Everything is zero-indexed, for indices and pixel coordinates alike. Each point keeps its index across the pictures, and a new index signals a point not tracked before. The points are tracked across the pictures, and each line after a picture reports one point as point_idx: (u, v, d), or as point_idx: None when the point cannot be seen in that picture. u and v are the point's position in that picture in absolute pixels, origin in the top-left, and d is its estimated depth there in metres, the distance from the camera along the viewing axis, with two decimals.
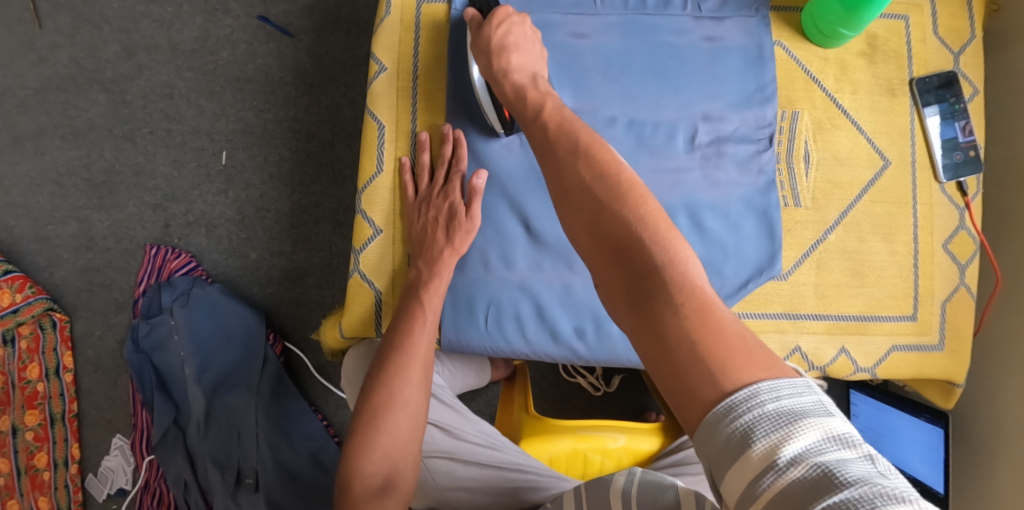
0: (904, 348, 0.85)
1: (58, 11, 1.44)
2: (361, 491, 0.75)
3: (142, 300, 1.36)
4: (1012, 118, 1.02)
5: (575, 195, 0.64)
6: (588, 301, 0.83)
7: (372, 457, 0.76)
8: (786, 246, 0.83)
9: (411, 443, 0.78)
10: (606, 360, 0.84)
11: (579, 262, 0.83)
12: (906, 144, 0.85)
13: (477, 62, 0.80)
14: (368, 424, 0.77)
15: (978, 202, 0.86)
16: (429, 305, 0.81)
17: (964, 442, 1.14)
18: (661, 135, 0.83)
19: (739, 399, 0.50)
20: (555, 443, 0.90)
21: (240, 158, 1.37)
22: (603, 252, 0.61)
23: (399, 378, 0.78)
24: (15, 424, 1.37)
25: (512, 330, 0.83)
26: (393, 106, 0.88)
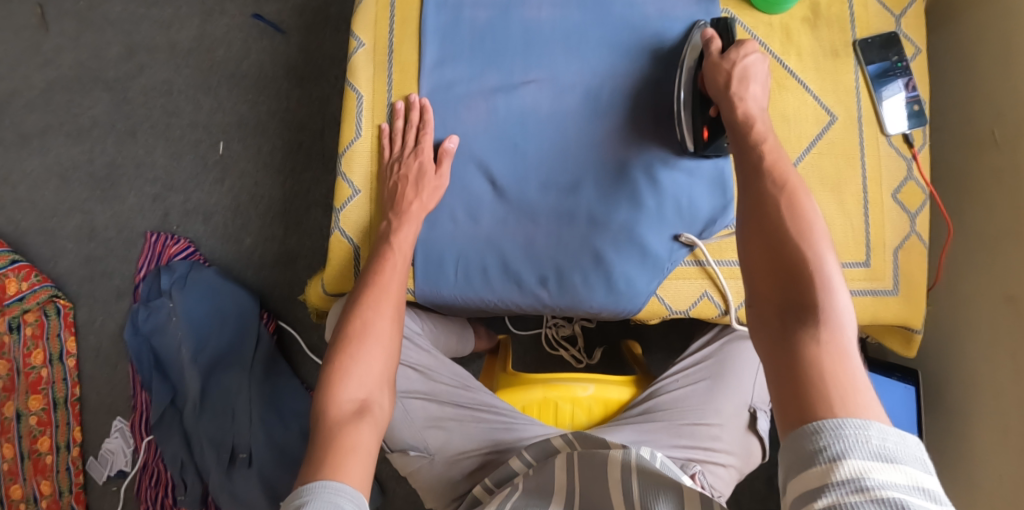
0: (858, 292, 0.90)
1: (65, 17, 1.53)
2: (336, 416, 0.73)
3: (143, 286, 1.44)
4: (967, 83, 1.08)
5: (760, 227, 0.71)
6: (548, 252, 0.89)
7: (349, 382, 0.76)
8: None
9: (387, 375, 0.79)
10: (567, 307, 0.90)
11: (540, 217, 0.89)
12: (852, 101, 0.91)
13: (710, 80, 0.81)
14: (345, 351, 0.78)
15: (927, 154, 0.92)
16: (398, 250, 0.86)
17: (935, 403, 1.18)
18: (615, 99, 0.89)
19: (849, 424, 0.56)
20: (526, 392, 0.96)
21: (236, 149, 1.44)
22: (772, 272, 0.68)
23: (374, 311, 0.81)
24: (20, 409, 1.43)
25: (482, 280, 0.90)
26: (370, 78, 0.95)
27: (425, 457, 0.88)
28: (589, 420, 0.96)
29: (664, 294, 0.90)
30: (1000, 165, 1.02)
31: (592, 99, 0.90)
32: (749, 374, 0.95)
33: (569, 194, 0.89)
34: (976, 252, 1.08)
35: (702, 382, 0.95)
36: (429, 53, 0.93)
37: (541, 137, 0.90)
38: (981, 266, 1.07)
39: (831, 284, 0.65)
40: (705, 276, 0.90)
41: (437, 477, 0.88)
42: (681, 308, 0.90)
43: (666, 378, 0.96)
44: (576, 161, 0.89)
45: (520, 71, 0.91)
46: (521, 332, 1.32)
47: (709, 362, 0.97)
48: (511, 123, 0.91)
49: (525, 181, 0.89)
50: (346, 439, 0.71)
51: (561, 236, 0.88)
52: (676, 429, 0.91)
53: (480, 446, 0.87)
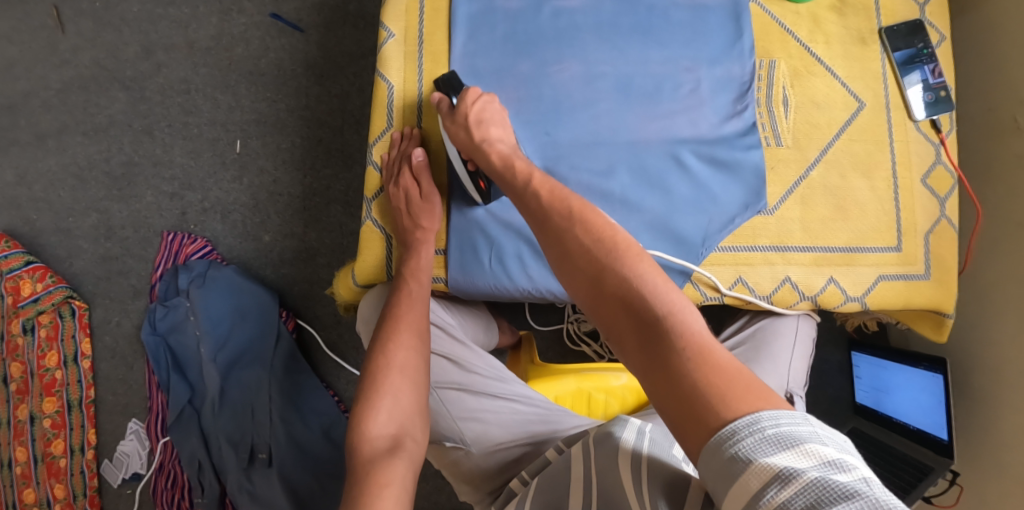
0: (891, 277, 0.89)
1: (81, 16, 1.52)
2: (370, 453, 0.75)
3: (159, 285, 1.42)
4: (993, 70, 1.09)
5: (582, 262, 0.71)
6: None
7: (378, 418, 0.78)
8: (769, 184, 0.88)
9: (416, 408, 0.80)
10: None
11: None
12: (880, 87, 0.91)
13: (456, 136, 0.86)
14: (371, 389, 0.80)
15: (953, 139, 0.92)
16: (413, 279, 0.87)
17: (965, 393, 1.18)
18: (649, 86, 0.89)
19: (741, 424, 0.55)
20: (560, 383, 0.95)
21: (254, 147, 1.44)
22: (607, 308, 0.67)
23: (394, 346, 0.82)
24: (33, 411, 1.41)
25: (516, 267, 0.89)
26: (401, 68, 0.94)
27: (460, 449, 0.86)
28: (624, 409, 0.95)
29: (699, 282, 0.88)
30: (1021, 150, 1.06)
31: (625, 87, 0.89)
32: (785, 358, 0.98)
33: (601, 179, 0.87)
34: (1008, 238, 1.09)
35: None
36: (460, 42, 0.92)
37: (574, 123, 0.89)
38: (1014, 255, 1.09)
39: (659, 296, 0.65)
40: (741, 264, 0.88)
41: (475, 469, 0.86)
42: (716, 296, 0.88)
43: None
44: (611, 147, 0.88)
45: (551, 59, 0.90)
46: (543, 328, 1.31)
47: (742, 349, 0.99)
48: (545, 108, 0.89)
49: (558, 167, 0.88)
50: (379, 474, 0.73)
51: None
52: None
53: (517, 438, 0.85)
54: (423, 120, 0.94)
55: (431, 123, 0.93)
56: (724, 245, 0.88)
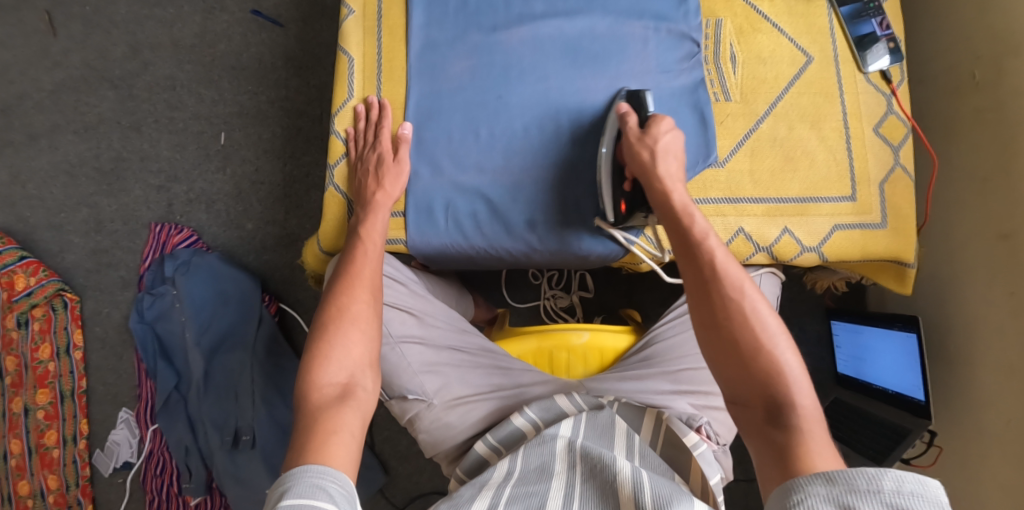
0: (846, 226, 0.90)
1: (71, 20, 1.58)
2: (319, 400, 0.74)
3: (147, 274, 1.46)
4: (951, 28, 1.12)
5: (720, 335, 0.74)
6: (539, 198, 0.91)
7: (329, 367, 0.76)
8: (718, 137, 0.91)
9: (369, 359, 0.79)
10: (557, 250, 0.93)
11: (522, 164, 0.92)
12: (827, 41, 0.93)
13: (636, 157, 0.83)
14: (324, 336, 0.78)
15: (905, 90, 0.94)
16: (368, 238, 0.88)
17: (942, 355, 1.18)
18: (597, 49, 0.92)
19: (861, 483, 0.58)
20: (520, 343, 0.97)
21: (236, 138, 1.48)
22: (736, 379, 0.72)
23: (347, 296, 0.82)
24: (27, 404, 1.44)
25: (473, 228, 0.93)
26: (360, 42, 0.97)
27: (422, 402, 0.87)
28: (585, 368, 0.97)
29: (651, 235, 0.91)
30: (978, 104, 1.08)
31: (574, 50, 0.92)
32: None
33: (552, 140, 0.91)
34: (972, 193, 1.10)
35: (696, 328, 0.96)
36: (416, 14, 0.95)
37: (526, 86, 0.92)
38: (978, 210, 1.10)
39: (795, 383, 0.70)
40: None
41: (436, 423, 0.87)
42: (669, 247, 0.91)
43: (660, 326, 0.97)
44: (561, 109, 0.91)
45: (502, 25, 0.93)
46: (520, 305, 1.32)
47: None
48: (496, 72, 0.92)
49: (509, 129, 0.92)
50: (326, 422, 0.72)
51: (548, 181, 0.91)
52: (674, 376, 0.92)
53: (478, 390, 0.89)
54: (383, 88, 0.96)
55: (390, 90, 0.96)
56: None
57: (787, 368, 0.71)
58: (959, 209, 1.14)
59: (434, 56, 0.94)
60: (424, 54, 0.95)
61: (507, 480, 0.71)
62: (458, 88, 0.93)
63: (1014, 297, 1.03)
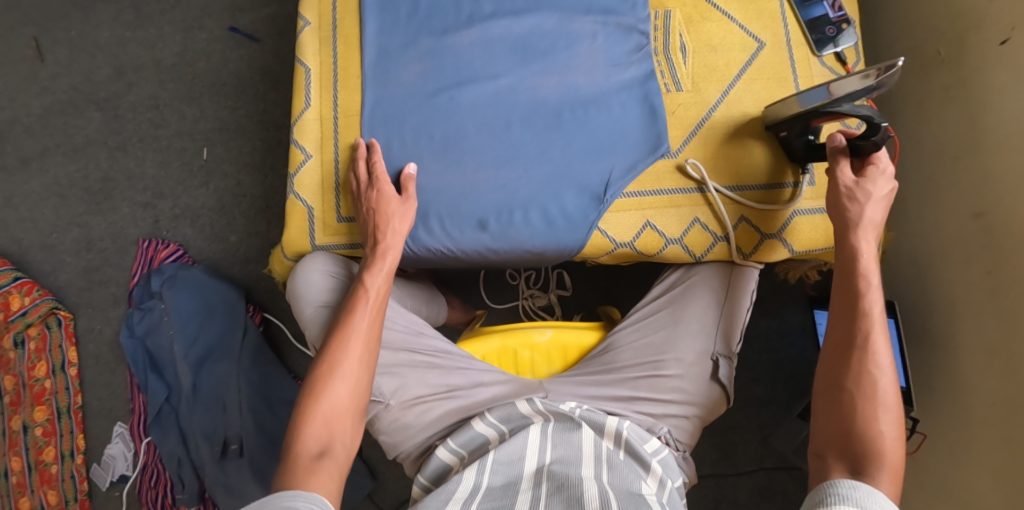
0: (807, 210, 0.90)
1: (57, 46, 1.62)
2: (299, 451, 0.78)
3: (136, 290, 1.49)
4: (916, 9, 1.12)
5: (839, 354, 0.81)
6: (492, 199, 0.91)
7: (311, 425, 0.79)
8: (672, 127, 0.91)
9: (351, 415, 0.82)
10: (511, 250, 0.93)
11: (473, 164, 0.92)
12: (779, 26, 0.92)
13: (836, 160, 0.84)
14: (312, 390, 0.81)
15: (860, 71, 0.93)
16: (372, 287, 0.88)
17: (926, 339, 1.16)
18: (545, 45, 0.92)
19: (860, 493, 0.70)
20: (484, 342, 0.96)
21: (218, 153, 1.51)
22: (829, 400, 0.80)
23: (341, 352, 0.84)
24: (26, 421, 1.47)
25: (431, 228, 0.93)
26: (316, 51, 0.99)
27: (380, 403, 0.89)
28: (550, 366, 0.96)
29: (607, 227, 0.91)
30: (945, 83, 1.07)
31: (523, 48, 0.93)
32: (711, 318, 0.92)
33: (503, 140, 0.92)
34: (943, 175, 1.10)
35: (664, 331, 0.92)
36: (369, 21, 0.97)
37: (477, 86, 0.93)
38: (952, 190, 1.08)
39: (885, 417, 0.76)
40: (646, 207, 0.90)
41: (394, 423, 0.88)
42: (626, 241, 0.91)
43: (627, 329, 0.94)
44: (511, 107, 0.92)
45: (451, 28, 0.94)
46: (498, 306, 1.32)
47: (669, 308, 0.93)
48: (448, 75, 0.93)
49: (462, 130, 0.92)
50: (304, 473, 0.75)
51: (498, 181, 0.91)
52: (639, 381, 0.89)
53: (436, 390, 0.89)
54: (338, 95, 0.98)
55: (344, 97, 0.97)
56: (628, 191, 0.91)
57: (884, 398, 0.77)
58: (932, 191, 1.13)
59: (390, 60, 0.95)
60: (378, 59, 0.96)
61: (473, 496, 0.72)
62: (413, 93, 0.94)
63: (992, 276, 1.01)
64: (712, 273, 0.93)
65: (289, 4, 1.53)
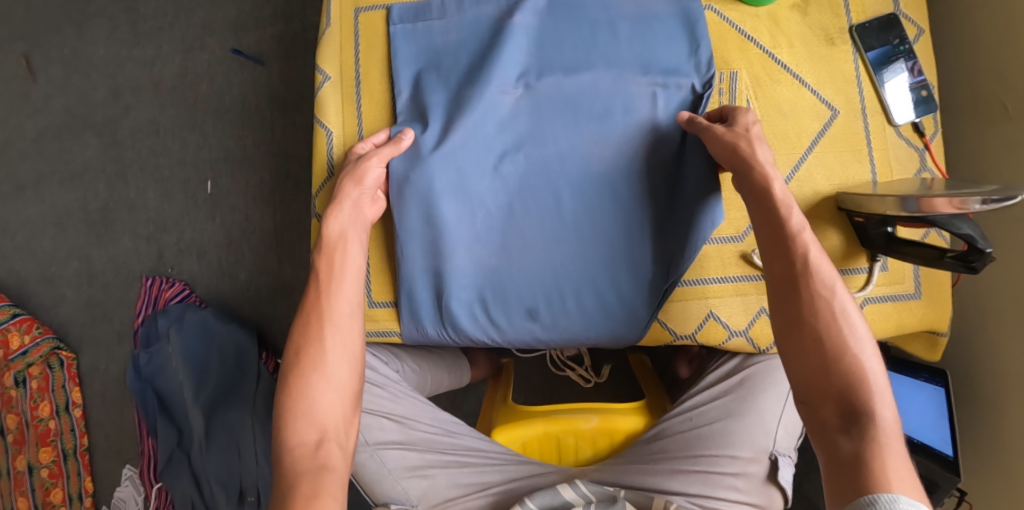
0: (880, 298, 0.86)
1: (51, 64, 1.52)
2: (291, 461, 0.75)
3: (142, 330, 1.42)
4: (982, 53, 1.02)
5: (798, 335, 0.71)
6: (540, 282, 0.88)
7: (300, 423, 0.76)
8: (736, 208, 0.88)
9: (334, 409, 0.78)
10: (562, 338, 0.90)
11: (520, 244, 0.88)
12: (853, 91, 0.88)
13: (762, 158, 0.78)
14: (293, 390, 0.78)
15: (938, 142, 0.89)
16: (335, 265, 0.83)
17: (973, 402, 1.10)
18: (599, 109, 0.86)
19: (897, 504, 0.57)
20: (526, 427, 0.94)
21: (224, 185, 1.42)
22: (799, 370, 0.70)
23: (313, 344, 0.79)
24: (31, 462, 1.41)
25: (476, 315, 0.90)
26: (338, 111, 0.95)
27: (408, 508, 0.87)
28: (594, 452, 0.93)
29: (666, 319, 0.89)
30: (1011, 138, 0.98)
31: (579, 113, 0.87)
32: (772, 413, 0.87)
33: (552, 217, 0.87)
34: (1003, 234, 1.02)
35: (718, 423, 0.87)
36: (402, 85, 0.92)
37: (529, 156, 0.87)
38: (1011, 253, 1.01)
39: (881, 399, 0.66)
40: (709, 297, 0.88)
41: None
42: (686, 333, 0.89)
43: (675, 418, 0.90)
44: (565, 182, 0.87)
45: (500, 83, 0.87)
46: (524, 355, 1.26)
47: (726, 399, 0.89)
48: (496, 142, 0.88)
49: (510, 204, 0.88)
50: (304, 484, 0.72)
51: (548, 259, 0.87)
52: (691, 476, 0.84)
53: (468, 490, 0.87)
54: None
55: None
56: (683, 279, 0.88)
57: (870, 374, 0.67)
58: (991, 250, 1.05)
59: (432, 123, 0.89)
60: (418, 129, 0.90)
61: None
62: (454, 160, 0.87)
63: None
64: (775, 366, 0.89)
65: (297, 24, 1.44)
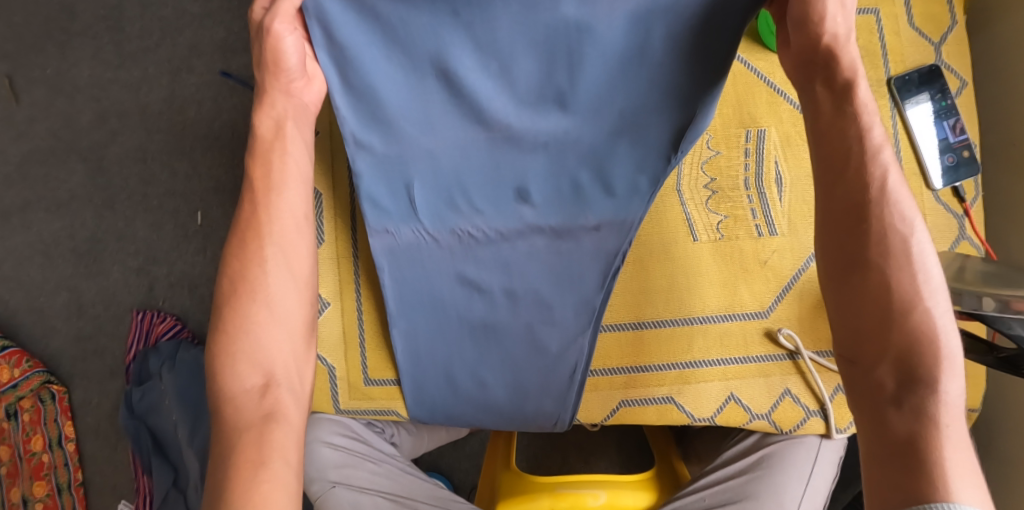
0: None
1: (33, 84, 1.45)
2: (238, 406, 0.66)
3: (133, 366, 1.37)
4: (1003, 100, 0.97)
5: (856, 282, 0.61)
6: (501, 340, 0.88)
7: (241, 364, 0.66)
8: (767, 281, 0.85)
9: (291, 352, 0.69)
10: (518, 396, 0.90)
11: (482, 292, 0.85)
12: (891, 150, 0.85)
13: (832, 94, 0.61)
14: (238, 315, 0.67)
15: (979, 207, 0.86)
16: (291, 175, 0.70)
17: (985, 463, 1.03)
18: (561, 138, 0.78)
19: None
20: (532, 503, 0.87)
21: (215, 216, 1.39)
22: (850, 313, 0.60)
23: (270, 273, 0.68)
24: (25, 495, 1.35)
25: (443, 381, 0.90)
26: (327, 171, 0.93)
27: None
28: None
29: (684, 402, 0.85)
30: None
31: (568, 180, 0.75)
32: (791, 497, 0.81)
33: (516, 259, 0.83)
34: None
35: (733, 504, 0.82)
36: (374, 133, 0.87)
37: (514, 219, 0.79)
38: None
39: (949, 365, 0.57)
40: (729, 378, 0.85)
41: None
42: (704, 416, 0.85)
43: (689, 495, 0.84)
44: (556, 261, 0.82)
45: None
46: None
47: (742, 479, 0.84)
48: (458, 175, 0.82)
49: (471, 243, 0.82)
50: (248, 453, 0.64)
51: (510, 311, 0.86)
52: None
53: None
54: (357, 229, 0.93)
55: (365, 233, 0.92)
56: (696, 360, 0.85)
57: (930, 333, 0.58)
58: None
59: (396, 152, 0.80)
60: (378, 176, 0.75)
61: None
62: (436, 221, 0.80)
63: None
64: (796, 448, 0.84)
65: None
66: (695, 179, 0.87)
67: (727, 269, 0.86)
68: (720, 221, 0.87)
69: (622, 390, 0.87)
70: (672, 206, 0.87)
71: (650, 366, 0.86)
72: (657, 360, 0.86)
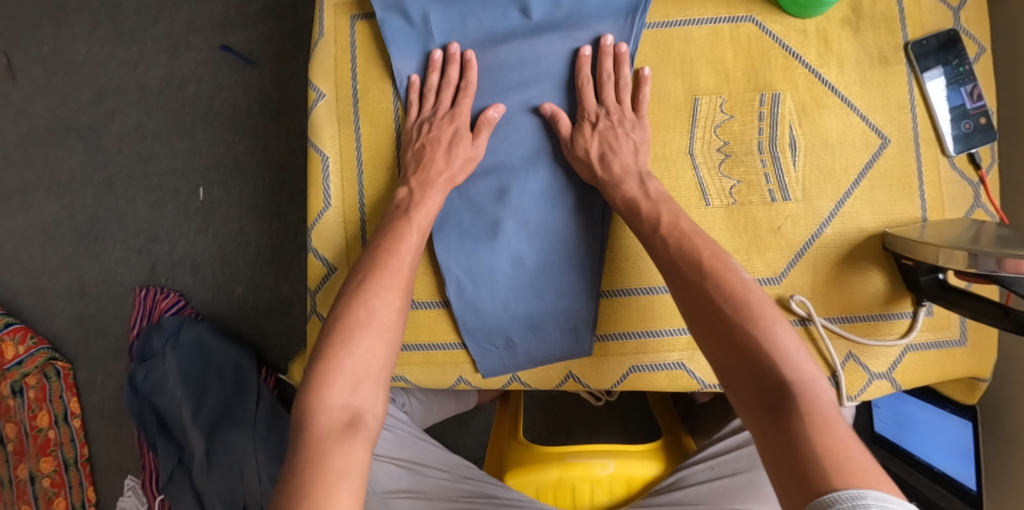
0: (922, 347, 0.84)
1: (30, 62, 1.43)
2: (324, 423, 0.69)
3: (136, 344, 1.36)
4: None
5: (704, 320, 0.71)
6: (520, 249, 0.86)
7: (336, 388, 0.71)
8: (778, 248, 0.84)
9: (382, 373, 0.74)
10: (542, 324, 0.86)
11: (511, 204, 0.86)
12: (906, 118, 0.83)
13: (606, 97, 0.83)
14: (334, 341, 0.73)
15: (994, 175, 0.85)
16: (415, 224, 0.82)
17: (988, 437, 1.03)
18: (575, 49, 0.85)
19: (846, 497, 0.55)
20: (540, 474, 0.87)
21: (217, 194, 1.37)
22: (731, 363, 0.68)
23: (377, 296, 0.77)
24: (32, 471, 1.35)
25: (478, 305, 0.87)
26: (335, 134, 0.89)
27: None
28: (610, 499, 0.87)
29: (695, 369, 0.85)
30: None
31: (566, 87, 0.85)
32: None
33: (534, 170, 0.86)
34: None
35: (743, 473, 0.82)
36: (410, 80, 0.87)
37: (521, 130, 0.86)
38: None
39: (791, 362, 0.66)
40: None
41: None
42: (715, 383, 0.85)
43: (697, 465, 0.84)
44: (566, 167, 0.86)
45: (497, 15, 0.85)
46: None
47: (752, 448, 0.83)
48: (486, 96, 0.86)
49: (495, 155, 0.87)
50: (332, 461, 0.66)
51: (528, 223, 0.86)
52: None
53: None
54: (364, 192, 0.88)
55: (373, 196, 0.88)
56: None
57: (795, 363, 0.66)
58: None
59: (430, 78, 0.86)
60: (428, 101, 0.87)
61: None
62: (471, 91, 0.86)
63: None
64: None
65: (289, 22, 1.37)
66: (708, 143, 0.84)
67: (741, 237, 0.84)
68: (732, 186, 0.84)
69: (634, 355, 0.86)
70: (684, 172, 0.84)
71: (662, 331, 0.85)
72: (672, 327, 0.85)
